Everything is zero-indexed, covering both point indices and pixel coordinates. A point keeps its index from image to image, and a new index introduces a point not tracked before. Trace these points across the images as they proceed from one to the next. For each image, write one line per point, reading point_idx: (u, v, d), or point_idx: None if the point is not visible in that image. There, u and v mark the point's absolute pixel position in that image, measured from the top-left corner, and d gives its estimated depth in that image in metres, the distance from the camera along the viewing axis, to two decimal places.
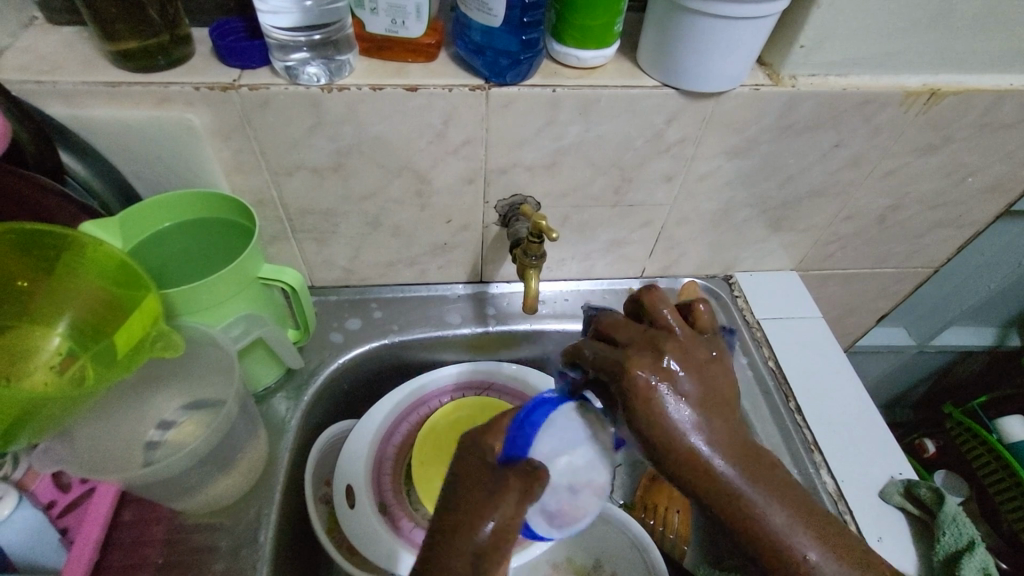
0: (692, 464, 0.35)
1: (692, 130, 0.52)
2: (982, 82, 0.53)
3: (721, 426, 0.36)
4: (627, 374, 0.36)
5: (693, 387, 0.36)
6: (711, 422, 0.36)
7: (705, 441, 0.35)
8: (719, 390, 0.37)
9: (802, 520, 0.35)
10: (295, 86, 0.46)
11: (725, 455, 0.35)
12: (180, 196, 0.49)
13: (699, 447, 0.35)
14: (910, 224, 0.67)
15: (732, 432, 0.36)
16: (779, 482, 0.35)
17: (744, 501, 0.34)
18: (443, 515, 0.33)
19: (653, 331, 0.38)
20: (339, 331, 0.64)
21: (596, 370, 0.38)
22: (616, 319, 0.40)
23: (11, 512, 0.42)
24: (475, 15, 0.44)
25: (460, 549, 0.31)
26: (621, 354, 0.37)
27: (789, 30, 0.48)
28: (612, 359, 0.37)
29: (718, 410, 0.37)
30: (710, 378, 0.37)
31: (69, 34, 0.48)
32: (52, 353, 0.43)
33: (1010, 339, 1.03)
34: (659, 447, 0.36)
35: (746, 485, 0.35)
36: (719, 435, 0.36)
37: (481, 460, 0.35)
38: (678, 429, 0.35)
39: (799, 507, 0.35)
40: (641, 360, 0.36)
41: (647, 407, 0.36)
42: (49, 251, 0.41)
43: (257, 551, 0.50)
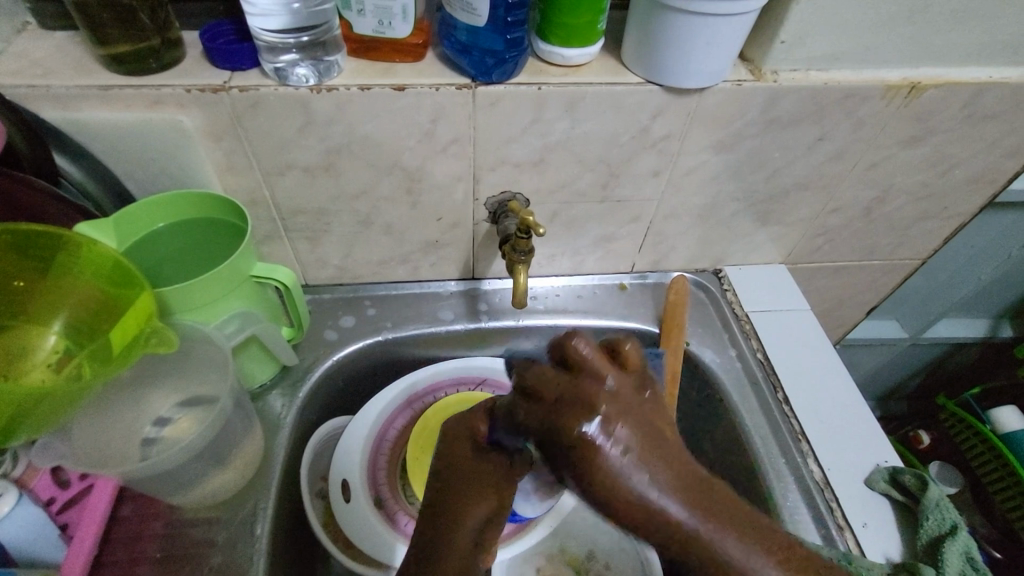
0: (642, 525, 0.24)
1: (677, 126, 0.53)
2: (961, 75, 0.54)
3: (666, 461, 0.25)
4: (569, 431, 0.24)
5: (634, 430, 0.25)
6: (660, 470, 0.24)
7: (654, 490, 0.24)
8: (659, 428, 0.25)
9: (785, 575, 0.24)
10: (284, 87, 0.47)
11: (683, 501, 0.24)
12: (174, 196, 0.50)
13: (646, 497, 0.24)
14: (896, 217, 0.68)
15: (678, 473, 0.25)
16: (748, 520, 0.25)
17: (707, 548, 0.24)
18: (440, 507, 0.33)
19: (575, 387, 0.25)
20: (333, 328, 0.65)
21: (536, 435, 0.26)
22: (542, 370, 0.26)
23: (12, 509, 0.43)
24: (460, 15, 0.45)
25: (458, 544, 0.33)
26: (556, 416, 0.25)
27: (769, 26, 0.49)
28: (544, 419, 0.25)
29: (666, 446, 0.25)
30: (643, 414, 0.25)
31: (62, 39, 0.48)
32: (49, 351, 0.43)
33: (1002, 331, 1.04)
34: (616, 517, 0.24)
35: (707, 529, 0.24)
36: (669, 476, 0.24)
37: (469, 451, 0.34)
38: (628, 487, 0.24)
39: (786, 561, 0.24)
40: (582, 408, 0.24)
41: (597, 474, 0.24)
42: (44, 252, 0.42)
43: (254, 544, 0.51)
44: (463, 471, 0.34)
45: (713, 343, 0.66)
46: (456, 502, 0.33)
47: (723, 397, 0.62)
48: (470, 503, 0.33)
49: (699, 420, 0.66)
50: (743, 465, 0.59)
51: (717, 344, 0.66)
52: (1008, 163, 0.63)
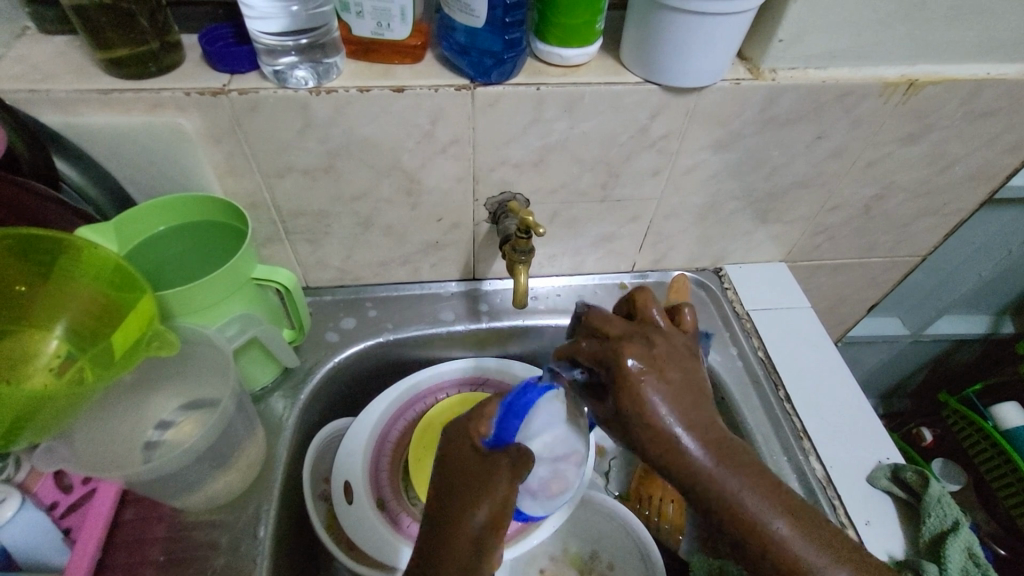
0: (676, 459, 0.35)
1: (675, 125, 0.53)
2: (959, 72, 0.54)
3: (694, 409, 0.36)
4: (619, 360, 0.35)
5: (675, 374, 0.36)
6: (689, 409, 0.36)
7: (680, 425, 0.35)
8: (693, 380, 0.37)
9: (773, 503, 0.35)
10: (283, 89, 0.47)
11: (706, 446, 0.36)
12: (174, 199, 0.50)
13: (674, 431, 0.35)
14: (895, 214, 0.68)
15: (702, 420, 0.36)
16: (744, 466, 0.36)
17: (710, 477, 0.35)
18: (446, 502, 0.38)
19: (638, 330, 0.37)
20: (334, 330, 0.65)
21: (592, 362, 0.37)
22: (605, 314, 0.38)
23: (15, 513, 0.43)
24: (458, 16, 0.45)
25: (458, 537, 0.37)
26: (610, 347, 0.36)
27: (767, 25, 0.49)
28: (607, 350, 0.36)
29: (698, 404, 0.36)
30: (680, 370, 0.36)
31: (62, 44, 0.48)
32: (51, 356, 0.43)
33: (1003, 327, 1.04)
34: (643, 442, 0.36)
35: (720, 469, 0.35)
36: (693, 420, 0.36)
37: (472, 452, 0.39)
38: (657, 413, 0.35)
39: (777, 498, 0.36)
40: (634, 347, 0.36)
41: (637, 399, 0.35)
42: (45, 256, 0.42)
43: (257, 546, 0.51)
44: (464, 469, 0.38)
45: (714, 341, 0.66)
46: (459, 497, 0.38)
47: (724, 395, 0.62)
48: (470, 501, 0.37)
49: None
50: None
51: (718, 343, 0.66)
52: (1007, 160, 0.63)
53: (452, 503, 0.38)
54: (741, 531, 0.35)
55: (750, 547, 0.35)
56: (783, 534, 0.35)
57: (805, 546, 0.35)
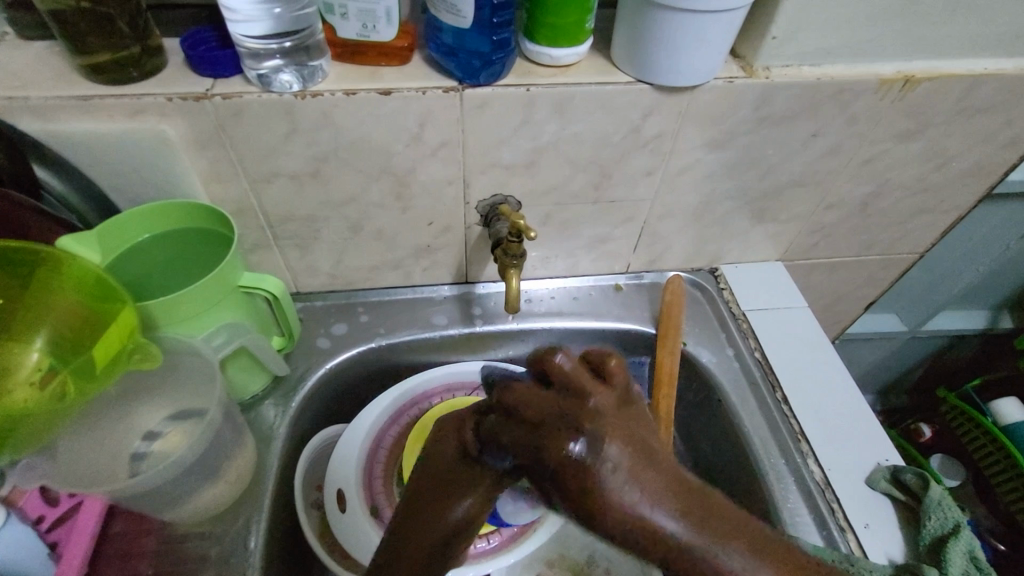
0: (657, 548, 0.26)
1: (668, 125, 0.52)
2: (956, 68, 0.53)
3: (658, 480, 0.26)
4: (551, 457, 0.26)
5: (620, 446, 0.27)
6: (649, 485, 0.26)
7: (649, 506, 0.26)
8: (647, 441, 0.27)
9: (769, 564, 0.26)
10: (267, 93, 0.46)
11: (678, 517, 0.26)
12: (158, 208, 0.49)
13: (646, 517, 0.26)
14: (891, 212, 0.68)
15: (675, 486, 0.27)
16: (736, 526, 0.26)
17: (714, 570, 0.26)
18: (418, 501, 0.30)
19: (567, 403, 0.27)
20: (326, 336, 0.64)
21: (519, 457, 0.28)
22: (523, 390, 0.28)
23: (1, 527, 0.43)
24: (445, 17, 0.44)
25: (415, 540, 0.29)
26: (541, 438, 0.27)
27: (760, 22, 0.49)
28: (527, 446, 0.27)
29: (655, 467, 0.27)
30: (633, 432, 0.28)
31: (41, 49, 0.47)
32: (31, 369, 0.41)
33: (1002, 322, 1.03)
34: (606, 534, 0.26)
35: (710, 545, 0.26)
36: (655, 489, 0.26)
37: (452, 449, 0.31)
38: (617, 502, 0.26)
39: (768, 552, 0.26)
40: (563, 434, 0.26)
41: (584, 489, 0.26)
42: (23, 268, 0.41)
43: (247, 558, 0.50)
44: (438, 466, 0.31)
45: (710, 343, 0.65)
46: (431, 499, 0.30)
47: (720, 397, 0.62)
48: (449, 492, 0.30)
49: (698, 420, 0.66)
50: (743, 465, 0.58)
51: (714, 344, 0.65)
52: (1004, 156, 0.62)
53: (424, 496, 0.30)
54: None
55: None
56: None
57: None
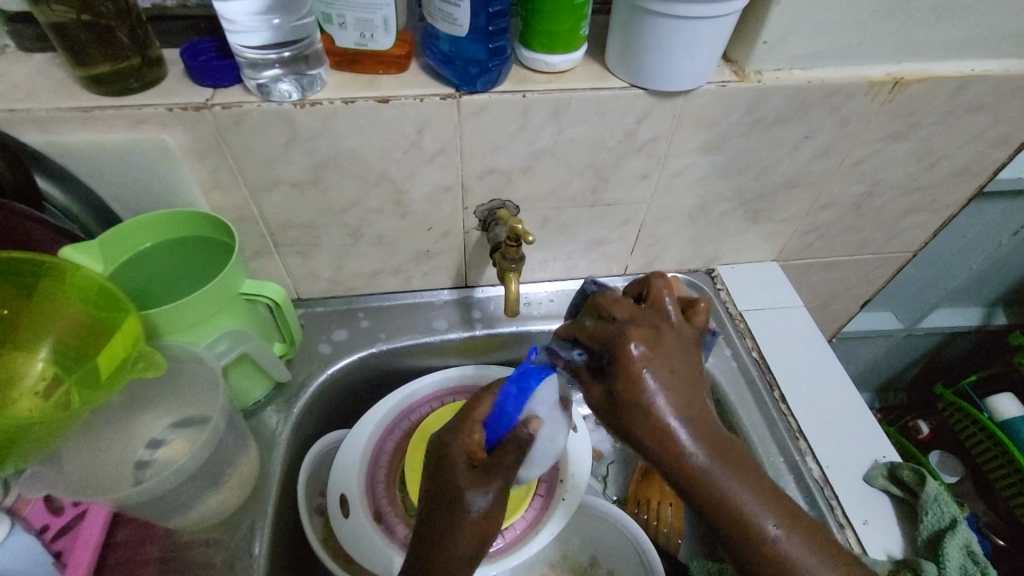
0: (660, 436, 0.39)
1: (663, 128, 0.53)
2: (944, 69, 0.54)
3: (694, 402, 0.40)
4: (625, 348, 0.39)
5: (676, 366, 0.40)
6: (685, 403, 0.39)
7: (680, 419, 0.39)
8: (692, 382, 0.40)
9: (761, 499, 0.39)
10: (267, 103, 0.46)
11: (696, 435, 0.39)
12: (160, 216, 0.49)
13: (671, 423, 0.39)
14: (884, 211, 0.68)
15: (708, 424, 0.40)
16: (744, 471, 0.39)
17: (714, 484, 0.38)
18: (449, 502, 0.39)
19: (649, 317, 0.41)
20: (327, 342, 0.64)
21: (594, 347, 0.41)
22: (619, 299, 0.41)
23: (6, 538, 0.43)
24: (441, 25, 0.44)
25: (463, 535, 0.38)
26: (619, 331, 0.40)
27: (751, 27, 0.49)
28: (611, 338, 0.40)
29: (693, 394, 0.40)
30: (676, 362, 0.40)
31: (41, 61, 0.48)
32: (37, 378, 0.43)
33: (996, 319, 1.04)
34: (636, 422, 0.39)
35: (715, 467, 0.38)
36: (693, 417, 0.39)
37: (466, 459, 0.41)
38: (659, 403, 0.39)
39: (755, 485, 0.39)
40: (641, 334, 0.39)
41: (634, 386, 0.39)
42: (27, 279, 0.41)
43: (251, 564, 0.50)
44: (457, 478, 0.39)
45: (708, 343, 0.66)
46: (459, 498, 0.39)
47: (719, 396, 0.62)
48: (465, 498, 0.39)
49: None
50: None
51: (711, 344, 0.66)
52: (994, 155, 0.63)
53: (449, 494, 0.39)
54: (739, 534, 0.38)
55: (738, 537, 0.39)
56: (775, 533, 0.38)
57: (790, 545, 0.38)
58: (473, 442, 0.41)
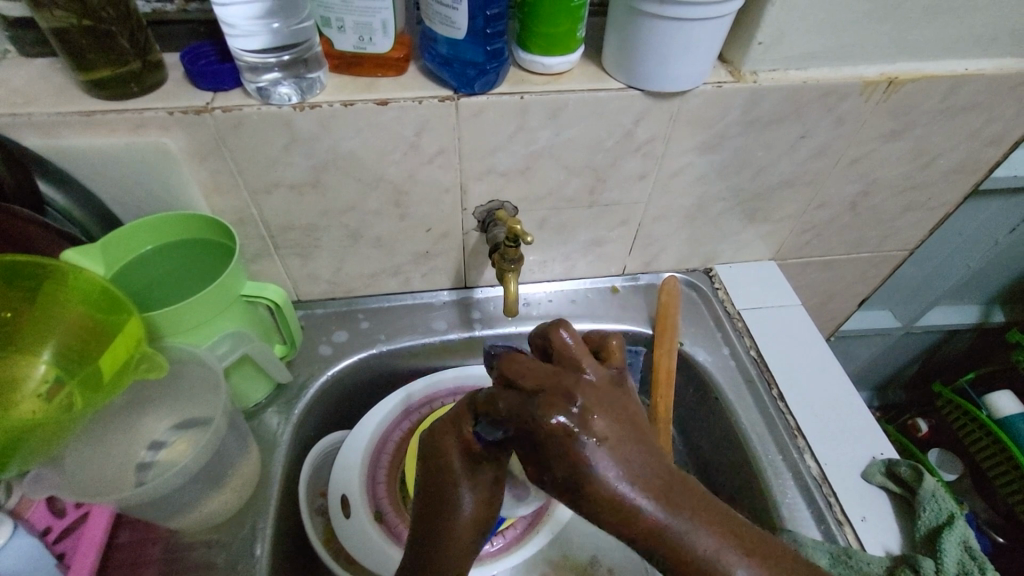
0: (614, 513, 0.28)
1: (660, 129, 0.54)
2: (938, 69, 0.54)
3: (636, 455, 0.29)
4: (543, 420, 0.28)
5: (606, 424, 0.29)
6: (628, 455, 0.28)
7: (627, 481, 0.28)
8: (633, 423, 0.30)
9: (730, 545, 0.28)
10: (267, 106, 0.47)
11: (653, 497, 0.28)
12: (162, 219, 0.50)
13: (620, 490, 0.28)
14: (881, 210, 0.69)
15: (645, 452, 0.29)
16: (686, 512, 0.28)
17: (678, 545, 0.27)
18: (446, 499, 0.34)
19: (566, 372, 0.31)
20: (327, 343, 0.65)
21: (512, 425, 0.30)
22: (523, 361, 0.31)
23: (8, 540, 0.42)
24: (439, 28, 0.45)
25: (460, 531, 0.33)
26: (535, 401, 0.29)
27: (746, 28, 0.50)
28: (521, 414, 0.29)
29: (633, 443, 0.29)
30: (616, 408, 0.30)
31: (42, 67, 0.48)
32: (38, 381, 0.41)
33: (994, 316, 1.04)
34: (576, 504, 0.28)
35: (675, 522, 0.27)
36: (637, 469, 0.29)
37: (459, 452, 0.34)
38: (598, 475, 0.28)
39: (728, 532, 0.28)
40: (560, 398, 0.29)
41: (568, 461, 0.28)
42: (30, 282, 0.42)
43: (253, 564, 0.51)
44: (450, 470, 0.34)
45: (706, 342, 0.66)
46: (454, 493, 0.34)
47: (718, 395, 0.63)
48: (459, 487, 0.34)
49: (697, 419, 0.66)
50: (743, 463, 0.59)
51: (709, 343, 0.66)
52: (989, 154, 0.64)
53: (445, 490, 0.34)
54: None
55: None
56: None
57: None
58: (467, 430, 0.35)
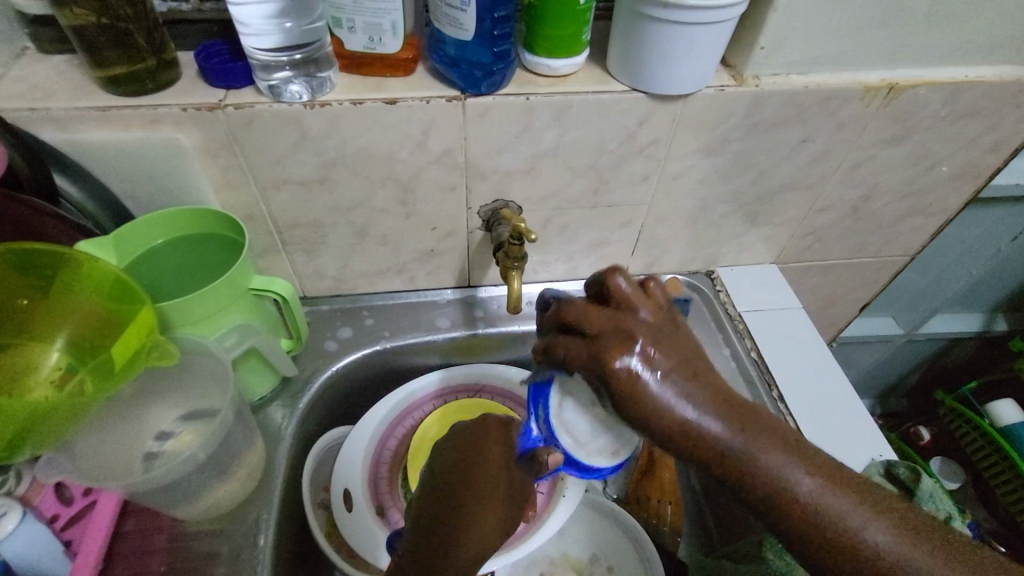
0: (684, 440, 0.34)
1: (663, 132, 0.54)
2: (938, 75, 0.55)
3: (702, 384, 0.35)
4: (610, 361, 0.33)
5: (667, 357, 0.34)
6: (693, 392, 0.34)
7: (692, 411, 0.34)
8: (688, 352, 0.35)
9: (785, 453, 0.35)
10: (278, 103, 0.48)
11: (719, 416, 0.35)
12: (174, 213, 0.51)
13: (688, 419, 0.34)
14: (882, 214, 0.69)
15: (720, 394, 0.35)
16: (786, 440, 0.36)
17: (741, 461, 0.35)
18: (451, 503, 0.45)
19: (602, 332, 0.34)
20: (333, 339, 0.65)
21: (582, 353, 0.34)
22: (579, 309, 0.35)
23: (16, 527, 0.43)
24: (447, 30, 0.46)
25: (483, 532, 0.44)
26: (601, 344, 0.33)
27: (749, 33, 0.51)
28: (589, 351, 0.34)
29: (696, 374, 0.35)
30: (674, 348, 0.35)
31: (60, 63, 0.50)
32: (51, 368, 0.44)
33: (997, 325, 1.04)
34: (643, 420, 0.34)
35: (741, 443, 0.35)
36: (704, 396, 0.35)
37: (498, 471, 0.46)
38: (666, 407, 0.34)
39: (784, 443, 0.35)
40: (621, 345, 0.33)
41: (622, 375, 0.33)
42: (46, 271, 0.43)
43: (257, 555, 0.51)
44: (490, 487, 0.45)
45: (707, 343, 0.67)
46: (483, 505, 0.45)
47: None
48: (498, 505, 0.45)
49: None
50: None
51: (710, 344, 0.67)
52: (990, 160, 0.64)
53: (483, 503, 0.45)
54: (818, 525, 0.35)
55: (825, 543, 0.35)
56: (813, 490, 0.35)
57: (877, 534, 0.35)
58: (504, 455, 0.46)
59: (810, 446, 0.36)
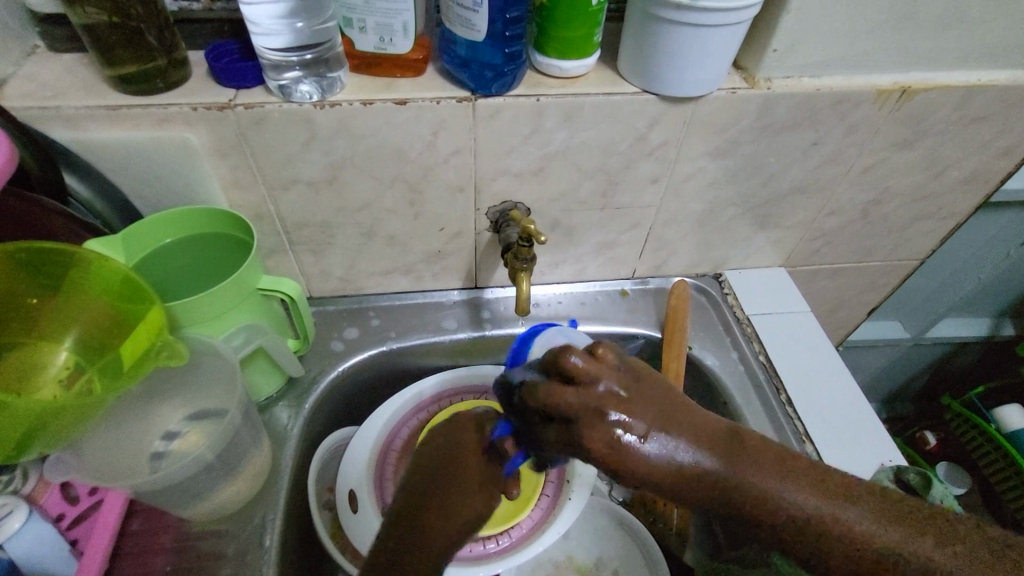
0: (683, 483, 0.32)
1: (673, 134, 0.54)
2: (951, 79, 0.55)
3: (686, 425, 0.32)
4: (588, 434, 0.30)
5: (644, 415, 0.31)
6: (674, 436, 0.32)
7: (680, 452, 0.32)
8: (663, 400, 0.33)
9: (783, 474, 0.32)
10: (288, 103, 0.48)
11: (705, 450, 0.32)
12: (182, 213, 0.51)
13: (680, 461, 0.32)
14: (891, 218, 0.69)
15: (702, 430, 0.33)
16: (787, 465, 0.33)
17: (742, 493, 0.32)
18: (412, 500, 0.34)
19: (569, 410, 0.30)
20: (339, 340, 0.65)
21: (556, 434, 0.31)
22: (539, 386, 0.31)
23: (22, 524, 0.43)
24: (459, 30, 0.46)
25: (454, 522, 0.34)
26: (573, 422, 0.30)
27: (761, 36, 0.51)
28: (566, 429, 0.31)
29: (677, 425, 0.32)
30: (650, 402, 0.32)
31: (70, 61, 0.49)
32: (59, 367, 0.44)
33: (1003, 330, 1.04)
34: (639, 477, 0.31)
35: (733, 472, 0.32)
36: (691, 435, 0.32)
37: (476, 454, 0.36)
38: (654, 460, 0.31)
39: (779, 463, 0.33)
40: (598, 414, 0.30)
41: (604, 447, 0.30)
42: (56, 269, 0.43)
43: (263, 556, 0.51)
44: (465, 461, 0.36)
45: (715, 347, 0.67)
46: (455, 495, 0.35)
47: (726, 399, 0.63)
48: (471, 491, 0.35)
49: None
50: None
51: (718, 348, 0.66)
52: (1002, 165, 0.64)
53: (451, 488, 0.35)
54: (861, 553, 0.31)
55: (855, 565, 0.32)
56: (811, 505, 0.32)
57: (920, 545, 0.32)
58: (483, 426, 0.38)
59: (810, 461, 0.33)
